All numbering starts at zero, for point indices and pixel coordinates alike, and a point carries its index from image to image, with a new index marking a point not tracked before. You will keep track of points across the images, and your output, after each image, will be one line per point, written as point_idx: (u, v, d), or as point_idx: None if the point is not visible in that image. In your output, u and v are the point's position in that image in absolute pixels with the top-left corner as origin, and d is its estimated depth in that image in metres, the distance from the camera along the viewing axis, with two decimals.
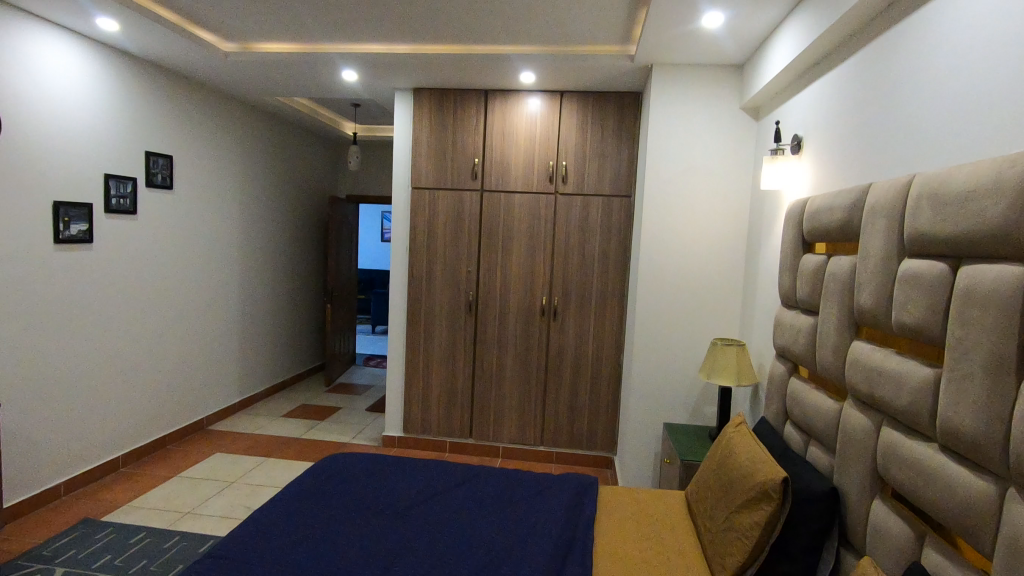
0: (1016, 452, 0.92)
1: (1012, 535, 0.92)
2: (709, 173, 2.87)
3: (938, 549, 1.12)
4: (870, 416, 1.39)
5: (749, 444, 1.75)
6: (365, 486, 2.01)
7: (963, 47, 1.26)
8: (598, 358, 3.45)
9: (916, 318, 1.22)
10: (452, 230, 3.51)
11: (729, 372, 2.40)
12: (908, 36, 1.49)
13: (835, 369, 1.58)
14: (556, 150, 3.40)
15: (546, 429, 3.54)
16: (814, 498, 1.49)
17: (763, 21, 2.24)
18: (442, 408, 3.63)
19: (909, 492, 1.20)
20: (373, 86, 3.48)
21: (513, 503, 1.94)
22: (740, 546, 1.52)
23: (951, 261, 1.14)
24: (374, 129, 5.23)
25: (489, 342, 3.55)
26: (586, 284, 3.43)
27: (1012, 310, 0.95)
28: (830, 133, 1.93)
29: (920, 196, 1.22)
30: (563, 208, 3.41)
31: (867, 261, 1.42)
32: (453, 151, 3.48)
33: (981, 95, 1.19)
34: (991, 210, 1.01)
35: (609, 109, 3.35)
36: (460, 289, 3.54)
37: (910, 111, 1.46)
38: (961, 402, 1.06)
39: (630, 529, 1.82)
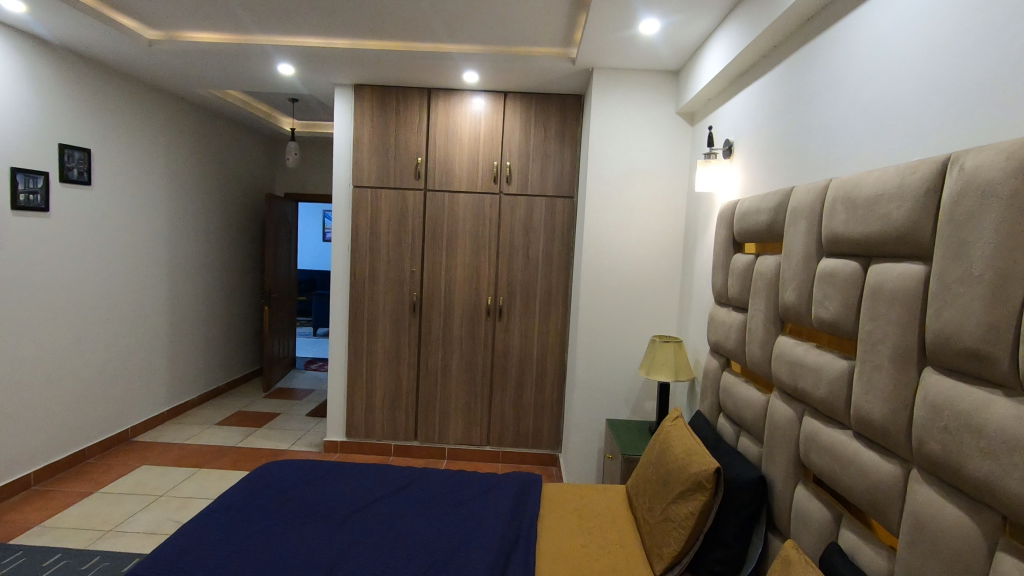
0: (918, 436, 1.00)
1: (915, 513, 1.00)
2: (648, 175, 2.96)
3: (853, 528, 1.21)
4: (793, 407, 1.47)
5: (685, 437, 1.82)
6: (304, 495, 1.95)
7: (876, 61, 1.35)
8: (543, 357, 3.49)
9: (833, 313, 1.30)
10: (395, 230, 3.46)
11: (668, 368, 2.48)
12: (826, 49, 1.59)
13: (762, 363, 1.66)
14: (500, 151, 3.41)
15: (492, 429, 3.55)
16: (745, 486, 1.56)
17: (697, 29, 2.33)
18: (386, 411, 3.57)
19: (828, 476, 1.28)
20: (311, 80, 3.37)
21: (457, 504, 1.93)
22: (676, 536, 1.57)
23: (862, 260, 1.22)
24: (314, 125, 5.06)
25: (434, 343, 3.52)
26: (531, 284, 3.46)
27: (914, 305, 1.04)
28: (758, 139, 2.03)
29: (836, 198, 1.31)
30: (507, 208, 3.43)
31: (790, 260, 1.50)
32: (395, 149, 3.42)
33: (890, 105, 1.28)
34: (895, 213, 1.09)
35: (552, 111, 3.39)
36: (403, 289, 3.49)
37: (828, 120, 1.56)
38: (871, 391, 1.14)
39: (572, 525, 1.85)
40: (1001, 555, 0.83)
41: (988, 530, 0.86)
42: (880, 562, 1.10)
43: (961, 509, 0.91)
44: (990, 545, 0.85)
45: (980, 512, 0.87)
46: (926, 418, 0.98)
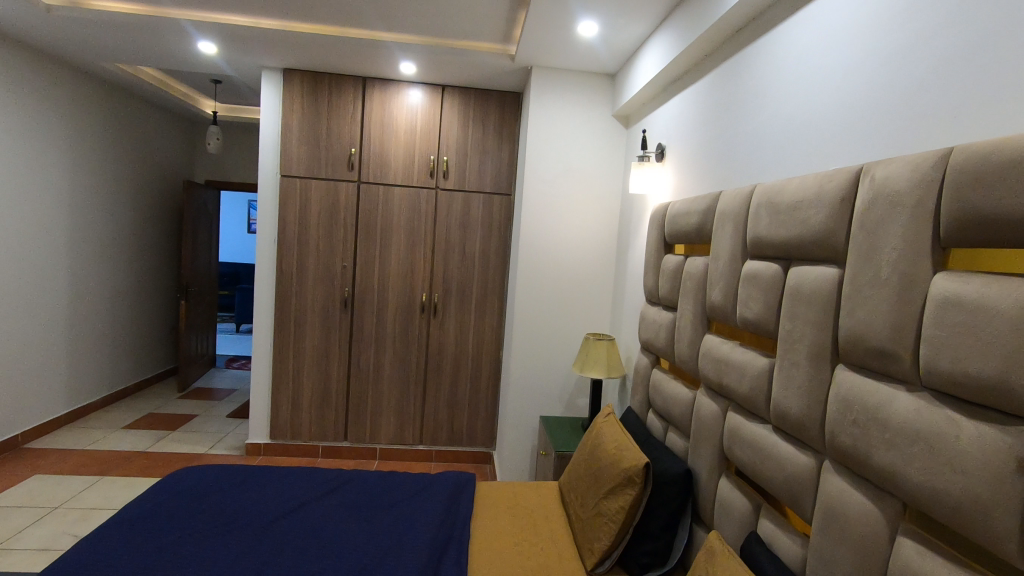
0: (831, 429, 1.06)
1: (826, 502, 1.06)
2: (584, 175, 3.00)
3: (770, 518, 1.27)
4: (718, 402, 1.53)
5: (616, 433, 1.85)
6: (223, 502, 1.82)
7: (799, 73, 1.42)
8: (478, 355, 3.47)
9: (755, 313, 1.36)
10: (326, 223, 3.32)
11: (600, 365, 2.53)
12: (754, 60, 1.66)
13: (690, 360, 1.72)
14: (437, 145, 3.35)
15: (425, 428, 3.49)
16: (672, 480, 1.61)
17: (633, 33, 2.38)
18: (314, 410, 3.42)
19: (749, 469, 1.33)
20: (236, 62, 3.17)
21: (388, 506, 1.87)
22: (607, 530, 1.60)
23: (783, 263, 1.29)
24: (238, 109, 4.77)
25: (366, 341, 3.41)
26: (467, 281, 3.43)
27: (829, 306, 1.10)
28: (688, 144, 2.10)
29: (760, 203, 1.37)
30: (443, 204, 3.38)
31: (717, 262, 1.56)
32: (328, 139, 3.29)
33: (811, 117, 1.35)
34: (813, 218, 1.15)
35: (490, 107, 3.37)
36: (334, 284, 3.36)
37: (754, 127, 1.63)
38: (789, 387, 1.20)
39: (505, 523, 1.84)
40: (902, 538, 0.89)
41: (891, 516, 0.92)
42: (795, 549, 1.16)
43: (867, 497, 0.97)
44: (892, 531, 0.92)
45: (884, 499, 0.94)
46: (837, 412, 1.05)
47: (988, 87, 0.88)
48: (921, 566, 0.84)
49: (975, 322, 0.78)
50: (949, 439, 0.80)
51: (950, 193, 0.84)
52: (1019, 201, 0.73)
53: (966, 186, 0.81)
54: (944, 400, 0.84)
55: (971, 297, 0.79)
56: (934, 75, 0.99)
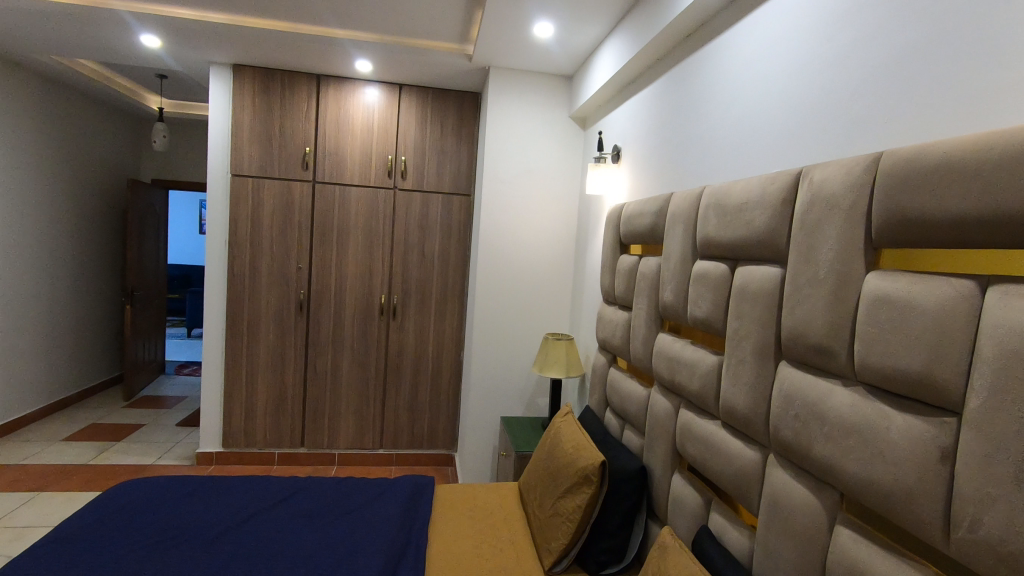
0: (775, 423, 1.09)
1: (771, 494, 1.09)
2: (543, 175, 3.01)
3: (720, 511, 1.30)
4: (671, 400, 1.56)
5: (574, 432, 1.87)
6: (168, 515, 1.75)
7: (745, 78, 1.46)
8: (439, 357, 3.44)
9: (705, 312, 1.40)
10: (279, 223, 3.23)
11: (560, 365, 2.54)
12: (703, 64, 1.70)
13: (644, 359, 1.75)
14: (394, 144, 3.31)
15: (385, 432, 3.44)
16: (628, 477, 1.63)
17: (588, 35, 2.40)
18: (268, 417, 3.33)
19: (700, 464, 1.36)
20: (182, 56, 3.04)
21: (344, 513, 1.84)
22: (564, 529, 1.61)
23: (730, 263, 1.32)
24: (186, 106, 4.59)
25: (322, 344, 3.33)
26: (426, 282, 3.40)
27: (772, 304, 1.13)
28: (642, 146, 2.14)
29: (709, 205, 1.40)
30: (401, 205, 3.33)
31: (669, 262, 1.59)
32: (281, 138, 3.20)
33: (757, 120, 1.39)
34: (757, 219, 1.18)
35: (449, 107, 3.35)
36: (289, 286, 3.27)
37: (704, 130, 1.66)
38: (736, 383, 1.23)
39: (464, 526, 1.83)
40: (839, 527, 0.93)
41: (829, 506, 0.96)
42: (742, 541, 1.19)
43: (808, 489, 1.00)
44: (830, 520, 0.95)
45: (823, 490, 0.97)
46: (780, 407, 1.08)
47: (919, 93, 0.92)
48: (855, 553, 0.88)
49: (903, 318, 0.82)
50: (881, 431, 0.84)
51: (881, 195, 0.87)
52: (941, 204, 0.77)
53: (894, 189, 0.85)
54: (877, 393, 0.87)
55: (900, 295, 0.83)
56: (870, 81, 1.03)
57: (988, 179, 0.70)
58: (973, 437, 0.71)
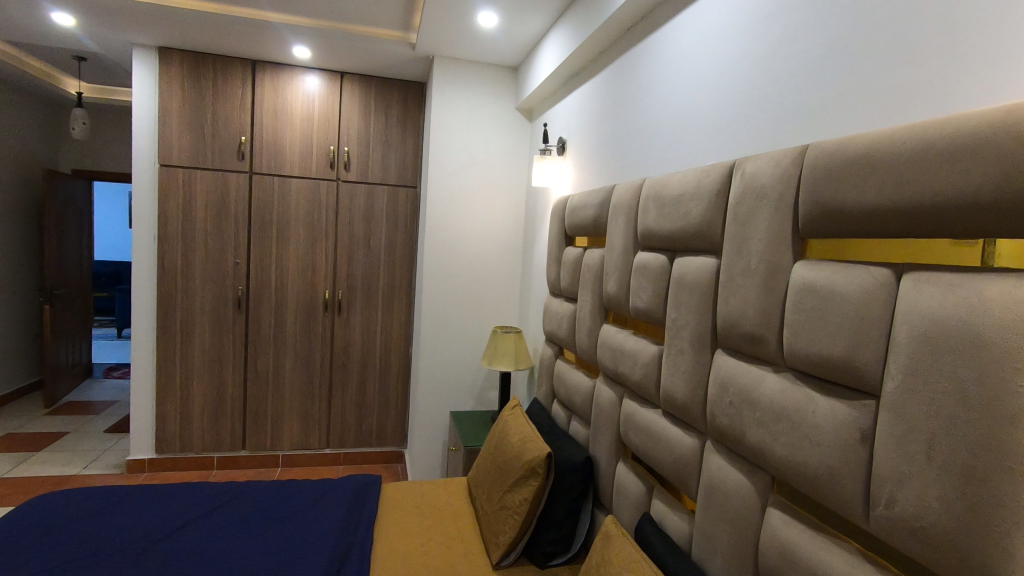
0: (711, 411, 1.12)
1: (708, 480, 1.12)
2: (489, 167, 2.99)
3: (662, 498, 1.32)
4: (615, 390, 1.57)
5: (521, 424, 1.87)
6: (90, 528, 1.63)
7: (683, 70, 1.48)
8: (386, 353, 3.37)
9: (645, 303, 1.41)
10: (214, 216, 3.07)
11: (508, 358, 2.53)
12: (644, 57, 1.71)
13: (589, 350, 1.76)
14: (336, 135, 3.20)
15: (332, 431, 3.35)
16: (573, 468, 1.65)
17: (532, 26, 2.39)
18: (206, 420, 3.17)
19: (642, 452, 1.38)
20: (101, 37, 2.83)
21: (285, 517, 1.77)
22: (511, 522, 1.61)
23: (669, 254, 1.34)
24: (109, 91, 4.28)
25: (263, 343, 3.20)
26: (372, 277, 3.32)
27: (708, 294, 1.16)
28: (587, 139, 2.15)
29: (649, 197, 1.41)
30: (345, 197, 3.23)
31: (612, 253, 1.60)
32: (213, 126, 3.03)
33: (694, 113, 1.41)
34: (694, 211, 1.20)
35: (393, 96, 3.27)
36: (225, 282, 3.12)
37: (644, 122, 1.68)
38: (676, 372, 1.25)
39: (411, 524, 1.80)
40: (770, 510, 0.96)
41: (761, 489, 0.99)
42: (682, 526, 1.22)
43: (742, 474, 1.03)
44: (762, 503, 0.98)
45: (756, 475, 1.00)
46: (716, 395, 1.10)
47: (845, 87, 0.94)
48: (786, 534, 0.91)
49: (827, 306, 0.85)
50: (808, 415, 0.87)
51: (807, 186, 0.90)
52: (861, 194, 0.80)
53: (819, 181, 0.87)
54: (804, 379, 0.90)
55: (824, 284, 0.86)
56: (799, 75, 1.05)
57: (903, 170, 0.73)
58: (890, 419, 0.74)
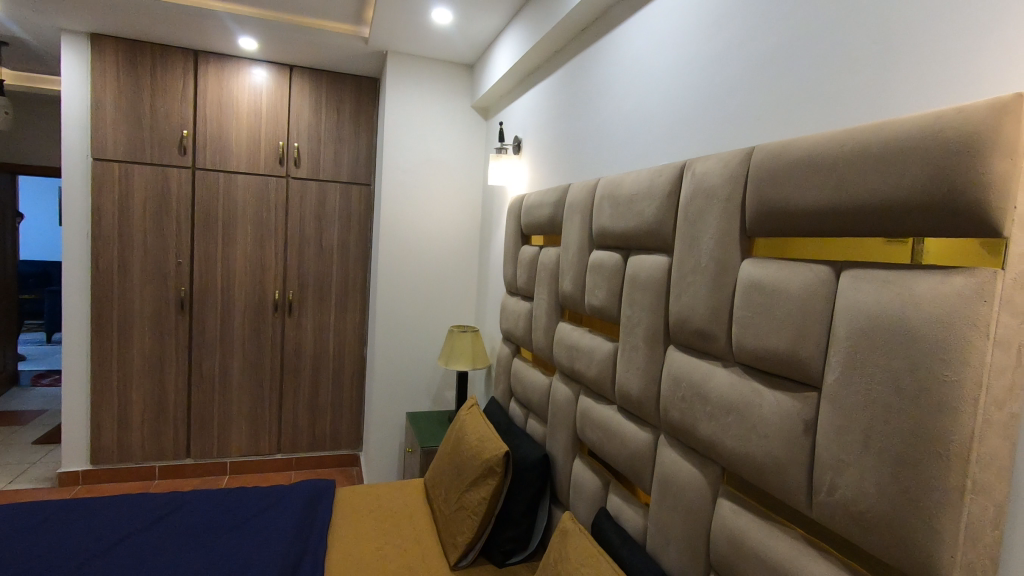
0: (665, 406, 1.14)
1: (662, 474, 1.14)
2: (445, 165, 2.97)
3: (618, 492, 1.34)
4: (571, 387, 1.59)
5: (478, 424, 1.86)
6: (16, 547, 1.52)
7: (637, 71, 1.50)
8: (340, 354, 3.29)
9: (600, 301, 1.44)
10: (154, 213, 2.92)
11: (466, 357, 2.51)
12: (598, 57, 1.73)
13: (546, 347, 1.77)
14: (286, 130, 3.10)
15: (283, 436, 3.25)
16: (531, 466, 1.65)
17: (487, 24, 2.38)
18: (146, 428, 3.01)
19: (598, 448, 1.40)
20: (25, 21, 2.64)
21: (233, 527, 1.70)
22: (469, 522, 1.61)
23: (623, 253, 1.36)
24: (35, 79, 4.00)
25: (209, 346, 3.07)
26: (325, 277, 3.23)
27: (660, 291, 1.18)
28: (542, 138, 2.16)
29: (603, 196, 1.43)
30: (295, 195, 3.14)
31: (567, 252, 1.62)
32: (152, 119, 2.88)
33: (647, 114, 1.44)
34: (646, 210, 1.23)
35: (345, 92, 3.19)
36: (167, 282, 2.97)
37: (598, 122, 1.70)
38: (630, 369, 1.28)
39: (367, 528, 1.77)
40: (721, 500, 0.99)
41: (712, 481, 1.01)
42: (637, 519, 1.24)
43: (694, 466, 1.06)
44: (713, 494, 1.01)
45: (707, 467, 1.03)
46: (669, 390, 1.13)
47: (789, 92, 0.98)
48: (735, 524, 0.94)
49: (772, 301, 0.88)
50: (755, 408, 0.90)
51: (754, 186, 0.93)
52: (803, 195, 0.83)
53: (764, 181, 0.90)
54: (751, 372, 0.94)
55: (769, 281, 0.89)
56: (747, 78, 1.08)
57: (842, 173, 0.77)
58: (830, 410, 0.77)
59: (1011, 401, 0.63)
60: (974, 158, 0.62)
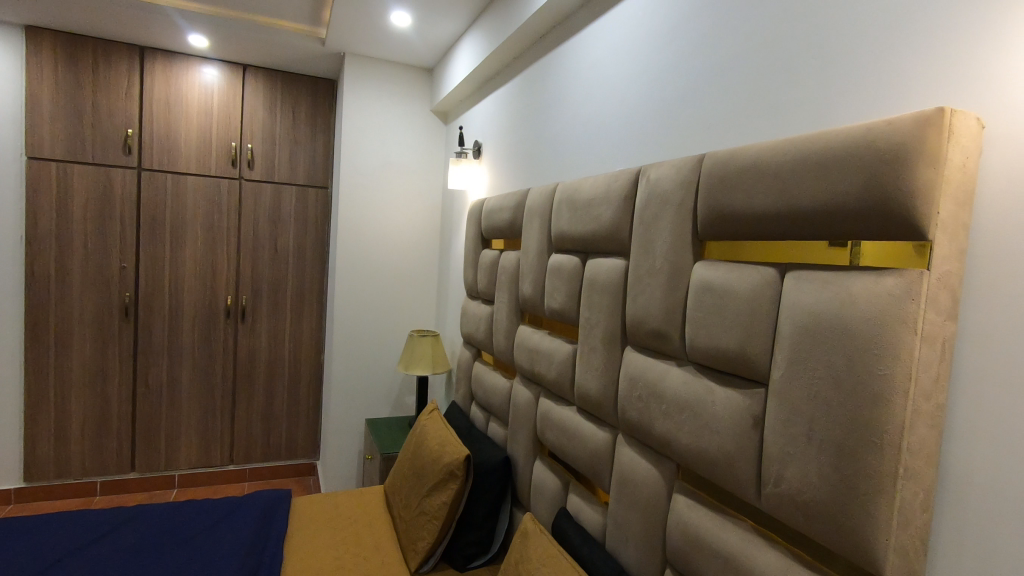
0: (622, 405, 1.17)
1: (620, 472, 1.17)
2: (404, 169, 2.95)
3: (577, 492, 1.36)
4: (531, 389, 1.60)
5: (439, 428, 1.85)
6: None
7: (593, 78, 1.53)
8: (296, 361, 3.21)
9: (559, 303, 1.46)
10: (95, 215, 2.78)
11: (426, 362, 2.50)
12: (556, 64, 1.77)
13: (506, 350, 1.78)
14: (238, 130, 3.01)
15: (236, 447, 3.14)
16: (491, 469, 1.66)
17: (445, 29, 2.39)
18: (86, 442, 2.85)
19: (559, 449, 1.42)
20: None
21: (182, 541, 1.63)
22: (429, 527, 1.60)
23: (581, 256, 1.39)
24: None
25: (155, 354, 2.94)
26: (280, 282, 3.15)
27: (617, 294, 1.21)
28: (501, 142, 2.18)
29: (562, 201, 1.46)
30: (248, 197, 3.05)
31: (527, 255, 1.63)
32: (94, 117, 2.75)
33: (603, 121, 1.47)
34: (604, 215, 1.26)
35: (301, 93, 3.13)
36: (109, 288, 2.83)
37: (557, 128, 1.73)
38: (589, 370, 1.30)
39: (325, 537, 1.73)
40: (676, 496, 1.01)
41: (668, 477, 1.05)
42: (597, 517, 1.27)
43: (650, 463, 1.09)
44: (669, 490, 1.04)
45: (663, 463, 1.06)
46: (627, 390, 1.15)
47: (737, 102, 1.03)
48: (689, 518, 0.97)
49: (722, 303, 0.92)
50: (708, 405, 0.93)
51: (704, 192, 0.96)
52: (749, 200, 0.87)
53: (715, 187, 0.94)
54: (704, 371, 0.97)
55: (720, 282, 0.93)
56: (699, 88, 1.12)
57: (786, 180, 0.81)
58: (777, 405, 0.81)
59: (936, 393, 0.68)
60: (900, 167, 0.67)
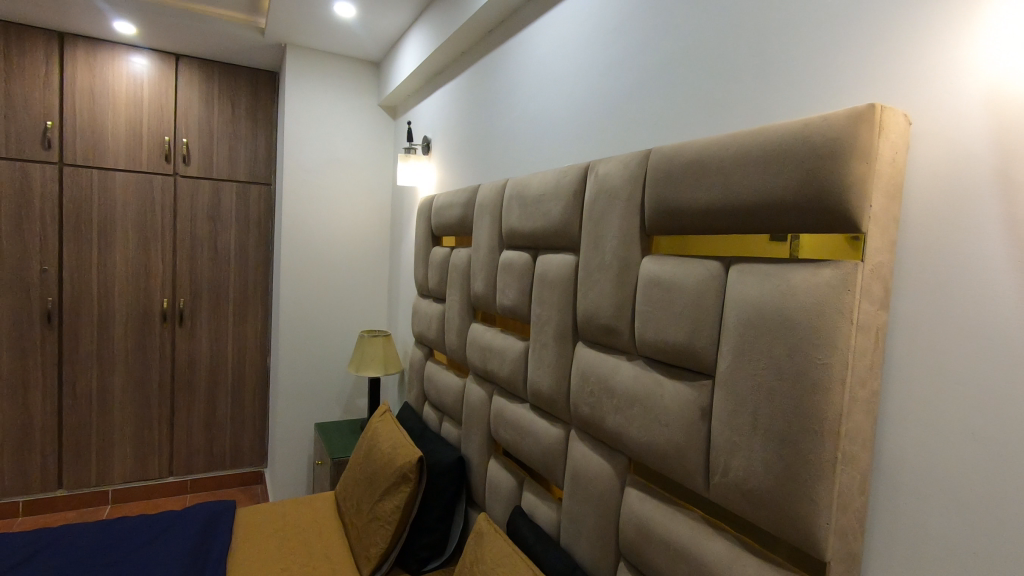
0: (575, 401, 1.16)
1: (573, 467, 1.17)
2: (351, 165, 2.87)
3: (532, 489, 1.35)
4: (484, 387, 1.58)
5: (391, 430, 1.80)
6: None
7: (541, 74, 1.53)
8: (240, 365, 3.08)
9: (511, 300, 1.45)
10: (11, 214, 2.57)
11: (377, 363, 2.44)
12: (504, 59, 1.75)
13: (458, 349, 1.76)
14: (172, 124, 2.85)
15: (175, 458, 2.98)
16: (446, 470, 1.63)
17: (391, 21, 2.33)
18: (6, 459, 2.64)
19: (512, 446, 1.41)
20: None
21: (114, 561, 1.52)
22: (382, 533, 1.55)
23: (532, 252, 1.38)
24: None
25: (83, 363, 2.75)
26: (221, 283, 3.01)
27: (568, 289, 1.21)
28: (450, 138, 2.14)
29: (512, 196, 1.44)
30: (185, 195, 2.89)
31: (478, 251, 1.61)
32: (7, 109, 2.54)
33: (551, 116, 1.47)
34: (553, 210, 1.25)
35: (240, 85, 3.00)
36: (29, 292, 2.63)
37: (505, 123, 1.72)
38: (541, 366, 1.29)
39: (272, 548, 1.66)
40: (629, 489, 1.02)
41: (620, 471, 1.05)
42: (551, 514, 1.26)
43: (603, 458, 1.09)
44: (621, 483, 1.05)
45: (614, 457, 1.06)
46: (579, 385, 1.15)
47: (680, 97, 1.04)
48: (641, 510, 0.98)
49: (670, 297, 0.93)
50: (658, 398, 0.94)
51: (651, 187, 0.97)
52: (695, 195, 0.88)
53: (661, 183, 0.95)
54: (653, 364, 0.98)
55: (668, 277, 0.94)
56: (644, 85, 1.13)
57: (728, 175, 0.82)
58: (723, 396, 0.82)
59: (871, 379, 0.71)
60: (836, 161, 0.68)
